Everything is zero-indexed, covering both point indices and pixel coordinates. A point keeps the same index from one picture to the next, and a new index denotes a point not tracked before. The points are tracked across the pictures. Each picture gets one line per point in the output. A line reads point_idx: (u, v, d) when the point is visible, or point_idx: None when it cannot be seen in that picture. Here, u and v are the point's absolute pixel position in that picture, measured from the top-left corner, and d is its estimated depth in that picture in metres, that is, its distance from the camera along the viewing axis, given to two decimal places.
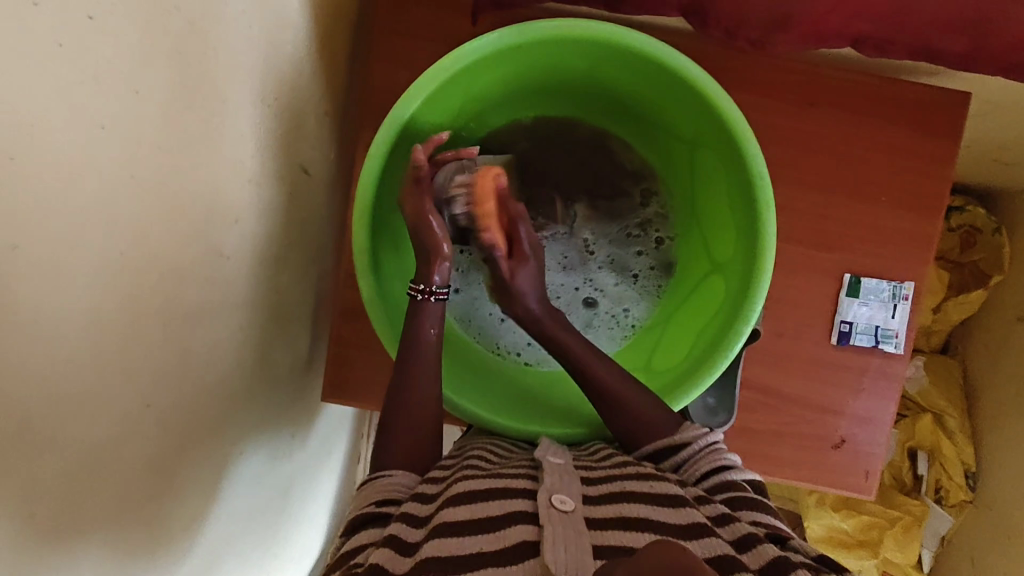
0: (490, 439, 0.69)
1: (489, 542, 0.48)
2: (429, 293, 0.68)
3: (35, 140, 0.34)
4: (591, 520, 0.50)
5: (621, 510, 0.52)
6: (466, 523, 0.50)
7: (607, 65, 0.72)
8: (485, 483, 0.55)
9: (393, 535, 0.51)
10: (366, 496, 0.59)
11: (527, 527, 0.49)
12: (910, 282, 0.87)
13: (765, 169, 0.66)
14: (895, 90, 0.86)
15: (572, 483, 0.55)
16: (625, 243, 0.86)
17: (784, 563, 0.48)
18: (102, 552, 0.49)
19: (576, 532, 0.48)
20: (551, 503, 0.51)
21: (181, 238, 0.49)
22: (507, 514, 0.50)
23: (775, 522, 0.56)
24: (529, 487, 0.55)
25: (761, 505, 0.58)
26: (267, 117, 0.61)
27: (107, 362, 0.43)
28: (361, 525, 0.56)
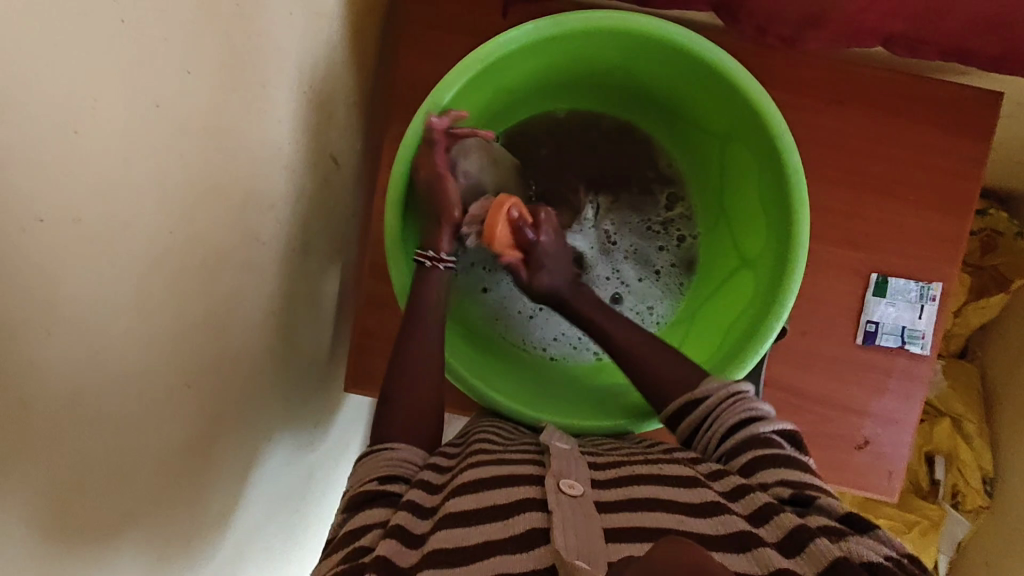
0: (494, 423, 0.68)
1: (497, 531, 0.47)
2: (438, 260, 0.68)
3: (97, 115, 0.34)
4: (601, 503, 0.49)
5: (631, 493, 0.51)
6: (472, 514, 0.49)
7: (639, 58, 0.73)
8: (489, 471, 0.54)
9: (398, 524, 0.50)
10: (366, 473, 0.58)
11: (537, 513, 0.48)
12: (938, 282, 0.87)
13: (800, 163, 0.66)
14: (926, 89, 0.85)
15: (581, 468, 0.54)
16: (647, 237, 0.85)
17: (799, 533, 0.46)
18: (143, 532, 0.49)
19: (586, 518, 0.46)
20: (559, 488, 0.50)
21: (223, 221, 0.49)
22: (515, 501, 0.49)
23: (802, 478, 0.54)
24: (535, 473, 0.54)
25: (787, 460, 0.56)
26: (303, 105, 0.61)
27: (151, 341, 0.43)
28: (363, 504, 0.55)
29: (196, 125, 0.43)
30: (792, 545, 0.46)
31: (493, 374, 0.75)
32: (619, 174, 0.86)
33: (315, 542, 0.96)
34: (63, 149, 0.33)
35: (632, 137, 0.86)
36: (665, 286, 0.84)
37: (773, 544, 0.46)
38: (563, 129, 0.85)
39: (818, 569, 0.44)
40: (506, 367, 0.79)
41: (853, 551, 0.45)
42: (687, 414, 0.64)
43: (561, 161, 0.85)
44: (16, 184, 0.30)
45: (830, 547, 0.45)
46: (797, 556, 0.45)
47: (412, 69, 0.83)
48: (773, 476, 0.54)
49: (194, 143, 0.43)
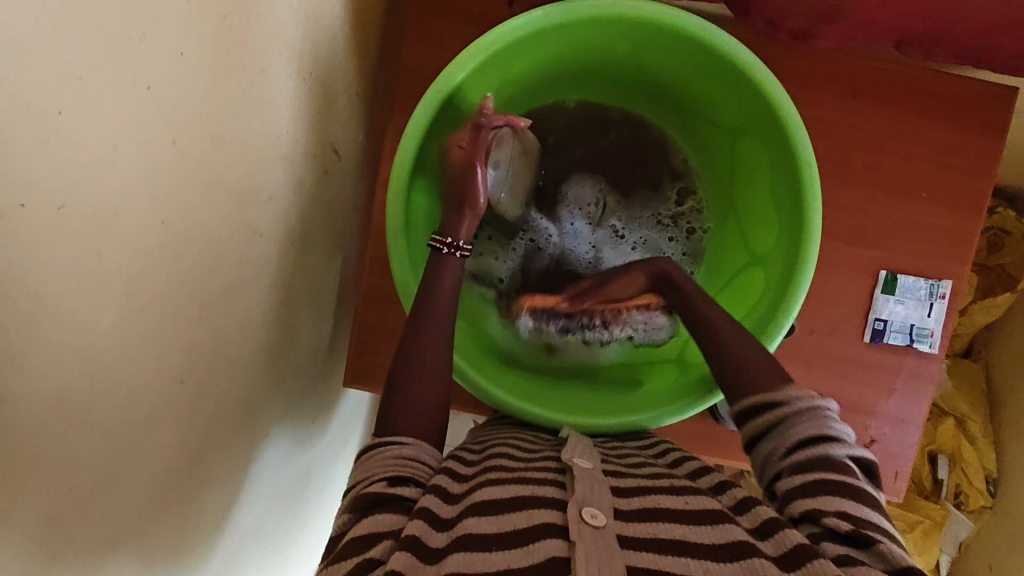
0: (511, 434, 0.66)
1: (516, 560, 0.44)
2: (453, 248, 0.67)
3: (83, 96, 0.32)
4: (624, 538, 0.46)
5: (656, 528, 0.48)
6: (492, 539, 0.47)
7: (650, 48, 0.70)
8: (509, 491, 0.52)
9: (413, 534, 0.48)
10: (372, 471, 0.56)
11: (557, 542, 0.45)
12: (948, 280, 0.85)
13: (813, 157, 0.64)
14: (939, 83, 0.83)
15: (603, 493, 0.51)
16: (658, 229, 0.84)
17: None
18: (137, 531, 0.48)
19: (608, 553, 0.44)
20: (580, 517, 0.47)
21: (219, 211, 0.47)
22: (534, 528, 0.47)
23: (866, 515, 0.50)
24: (558, 496, 0.51)
25: (835, 477, 0.52)
26: (303, 92, 0.59)
27: (143, 335, 0.41)
28: (371, 507, 0.53)
29: (191, 110, 0.41)
30: None
31: (496, 369, 0.73)
32: (625, 164, 0.85)
33: (313, 538, 0.95)
34: (45, 129, 0.30)
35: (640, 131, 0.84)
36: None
37: None
38: (568, 123, 0.84)
39: None
40: (508, 363, 0.76)
41: None
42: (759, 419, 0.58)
43: (564, 151, 0.85)
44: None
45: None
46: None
47: (414, 58, 0.81)
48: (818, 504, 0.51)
49: (189, 129, 0.41)
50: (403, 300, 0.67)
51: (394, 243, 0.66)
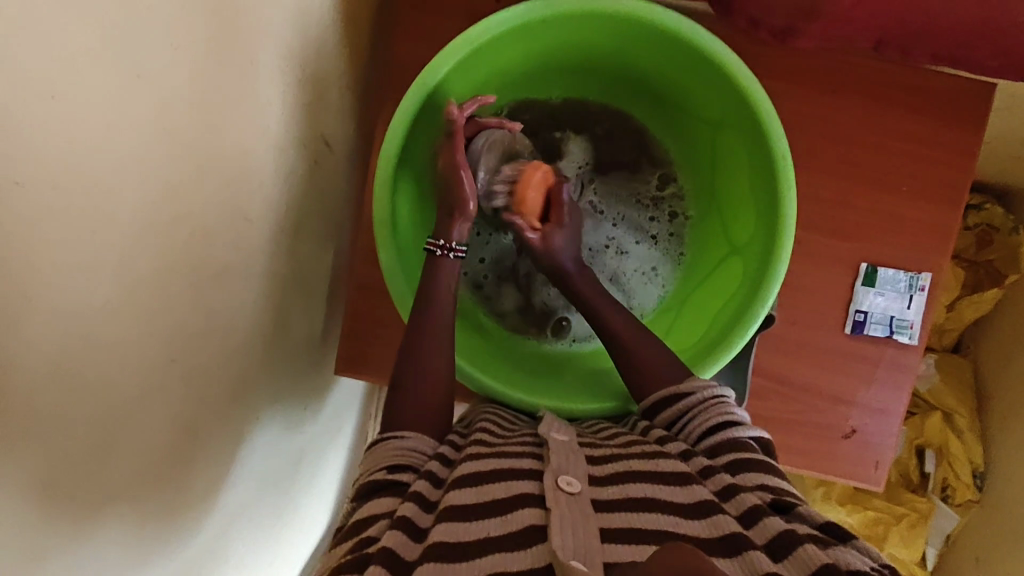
0: (494, 410, 0.69)
1: (495, 528, 0.47)
2: (447, 249, 0.69)
3: (76, 82, 0.34)
4: (597, 502, 0.50)
5: (626, 490, 0.52)
6: (474, 509, 0.49)
7: (631, 42, 0.72)
8: (489, 465, 0.54)
9: (405, 515, 0.50)
10: (374, 463, 0.58)
11: (535, 510, 0.48)
12: (928, 273, 0.87)
13: (789, 149, 0.66)
14: (919, 79, 0.85)
15: (578, 464, 0.55)
16: (638, 204, 0.86)
17: (787, 538, 0.47)
18: (128, 503, 0.50)
19: (583, 515, 0.47)
20: (557, 485, 0.51)
21: (208, 196, 0.49)
22: (514, 498, 0.50)
23: (779, 484, 0.56)
24: (534, 468, 0.54)
25: (767, 467, 0.57)
26: (293, 85, 0.61)
27: (135, 312, 0.44)
28: (371, 494, 0.55)
29: (182, 98, 0.43)
30: (779, 548, 0.46)
31: (478, 352, 0.76)
32: (603, 149, 0.86)
33: (306, 523, 0.98)
34: (41, 111, 0.33)
35: (624, 123, 0.86)
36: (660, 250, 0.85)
37: (761, 546, 0.47)
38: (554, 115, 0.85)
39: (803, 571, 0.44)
40: (491, 345, 0.79)
41: (840, 558, 0.45)
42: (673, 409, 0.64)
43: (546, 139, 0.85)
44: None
45: (815, 553, 0.45)
46: (785, 560, 0.45)
47: (405, 53, 0.83)
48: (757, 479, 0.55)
49: (179, 116, 0.43)
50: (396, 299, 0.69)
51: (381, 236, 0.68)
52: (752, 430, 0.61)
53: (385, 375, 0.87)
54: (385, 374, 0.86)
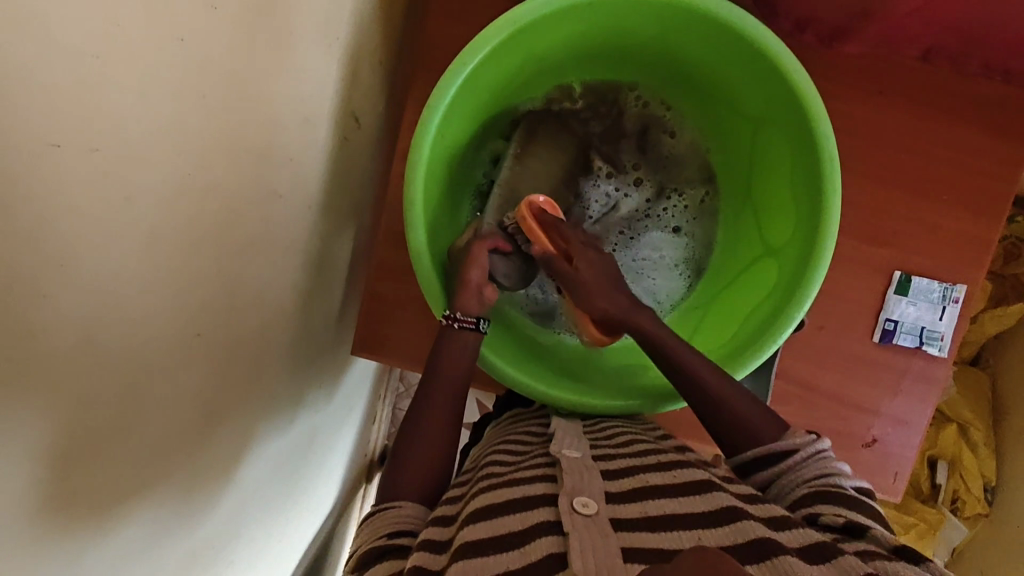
0: (507, 437, 0.68)
1: (515, 561, 0.45)
2: (454, 320, 0.68)
3: (119, 44, 0.32)
4: (618, 520, 0.48)
5: (648, 507, 0.50)
6: (490, 542, 0.47)
7: (676, 31, 0.70)
8: (501, 497, 0.53)
9: (417, 566, 0.48)
10: (374, 531, 0.57)
11: (553, 538, 0.47)
12: (962, 285, 0.84)
13: (836, 152, 0.64)
14: (971, 84, 0.82)
15: (594, 483, 0.53)
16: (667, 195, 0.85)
17: (824, 548, 0.47)
18: (145, 481, 0.49)
19: (603, 537, 0.46)
20: (573, 507, 0.49)
21: (240, 169, 0.47)
22: (527, 528, 0.48)
23: (871, 520, 0.53)
24: (550, 492, 0.53)
25: (858, 502, 0.55)
26: (329, 58, 0.59)
27: (165, 285, 0.42)
28: (373, 560, 0.53)
29: (222, 67, 0.42)
30: (818, 554, 0.46)
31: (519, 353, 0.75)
32: (629, 139, 0.85)
33: (314, 504, 0.97)
34: (81, 68, 0.31)
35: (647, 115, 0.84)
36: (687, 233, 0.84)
37: (796, 549, 0.47)
38: (574, 106, 0.83)
39: (842, 572, 0.44)
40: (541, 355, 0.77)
41: (881, 568, 0.46)
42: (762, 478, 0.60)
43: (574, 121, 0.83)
44: (20, 115, 0.28)
45: (856, 564, 0.45)
46: (756, 564, 0.44)
47: (440, 30, 0.80)
48: (834, 508, 0.53)
49: (217, 85, 0.41)
50: (429, 295, 0.68)
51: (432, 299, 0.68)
52: (855, 481, 0.58)
53: (403, 359, 0.85)
54: (404, 358, 0.85)
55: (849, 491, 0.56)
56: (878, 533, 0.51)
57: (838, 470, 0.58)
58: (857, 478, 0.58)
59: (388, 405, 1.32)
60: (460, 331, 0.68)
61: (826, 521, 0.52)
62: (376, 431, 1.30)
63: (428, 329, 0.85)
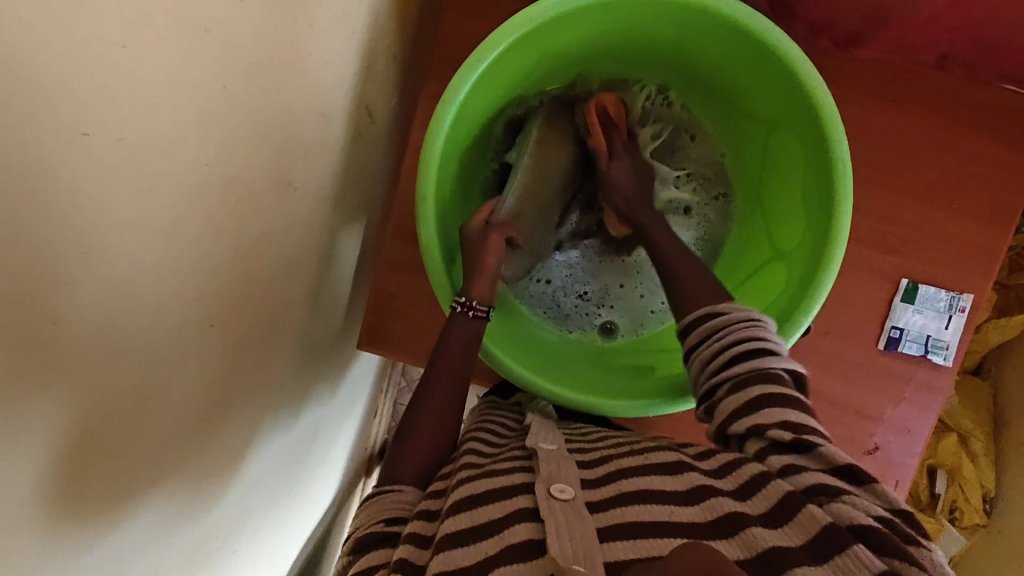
0: (480, 424, 0.69)
1: (494, 546, 0.46)
2: (468, 307, 0.67)
3: (148, 34, 0.33)
4: (593, 505, 0.49)
5: (620, 488, 0.51)
6: (470, 532, 0.48)
7: (691, 32, 0.70)
8: (481, 485, 0.53)
9: (403, 559, 0.49)
10: (370, 515, 0.57)
11: (530, 524, 0.47)
12: (969, 294, 0.85)
13: (848, 156, 0.64)
14: (983, 94, 0.82)
15: (568, 470, 0.54)
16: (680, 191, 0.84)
17: (789, 501, 0.46)
18: (155, 471, 0.49)
19: (578, 519, 0.47)
20: (549, 493, 0.50)
21: (258, 161, 0.48)
22: (506, 514, 0.49)
23: (807, 420, 0.53)
24: (526, 479, 0.53)
25: (793, 399, 0.54)
26: (347, 52, 0.59)
27: (182, 274, 0.42)
28: (367, 547, 0.54)
29: (245, 59, 0.42)
30: (780, 516, 0.45)
31: (532, 352, 0.75)
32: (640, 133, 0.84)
33: (315, 496, 0.98)
34: (111, 57, 0.31)
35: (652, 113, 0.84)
36: (705, 226, 0.84)
37: (758, 517, 0.46)
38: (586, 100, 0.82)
39: (806, 536, 0.43)
40: (538, 348, 0.77)
41: (840, 514, 0.44)
42: (697, 336, 0.61)
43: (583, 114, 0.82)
44: (49, 105, 0.28)
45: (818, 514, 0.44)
46: (783, 526, 0.44)
47: (454, 27, 0.80)
48: (777, 417, 0.52)
49: (240, 76, 0.42)
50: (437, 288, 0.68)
51: (439, 292, 0.68)
52: (786, 360, 0.56)
53: (409, 354, 0.86)
54: (409, 353, 0.86)
55: (771, 385, 0.54)
56: (827, 451, 0.50)
57: (769, 338, 0.58)
58: (789, 358, 0.57)
59: (389, 401, 1.32)
60: (473, 319, 0.68)
61: (771, 436, 0.52)
62: (377, 426, 1.30)
63: (434, 325, 0.85)
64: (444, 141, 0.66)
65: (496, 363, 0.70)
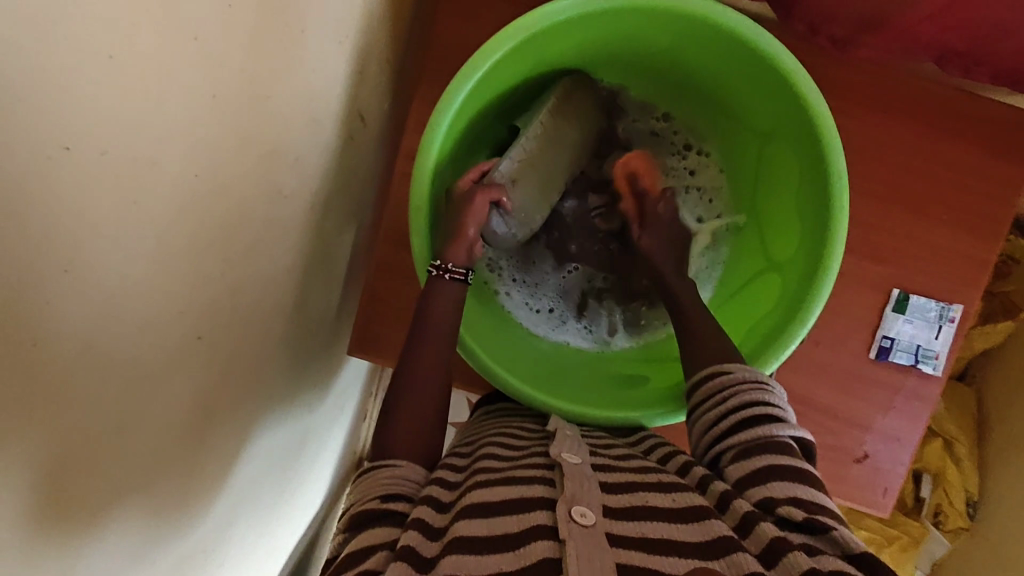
0: (501, 429, 0.67)
1: (510, 564, 0.45)
2: (444, 270, 0.66)
3: (135, 44, 0.31)
4: (613, 536, 0.47)
5: (644, 529, 0.49)
6: (483, 542, 0.47)
7: (690, 42, 0.69)
8: (499, 493, 0.52)
9: (406, 546, 0.48)
10: (367, 490, 0.57)
11: (549, 544, 0.46)
12: (959, 304, 0.85)
13: (845, 170, 0.64)
14: (972, 105, 0.83)
15: (592, 491, 0.52)
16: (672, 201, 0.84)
17: None
18: (138, 491, 0.47)
19: (599, 550, 0.45)
20: (570, 516, 0.48)
21: (248, 170, 0.46)
22: (525, 531, 0.48)
23: (817, 499, 0.53)
24: (547, 496, 0.52)
25: (803, 474, 0.55)
26: (339, 57, 0.58)
27: (170, 286, 0.41)
28: (365, 522, 0.53)
29: (235, 68, 0.40)
30: None
31: (528, 366, 0.74)
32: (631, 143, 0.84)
33: (303, 502, 0.96)
34: (95, 68, 0.29)
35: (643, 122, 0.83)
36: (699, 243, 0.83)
37: None
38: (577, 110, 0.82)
39: None
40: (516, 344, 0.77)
41: None
42: (712, 389, 0.62)
43: None
44: (29, 121, 0.27)
45: None
46: None
47: (449, 30, 0.79)
48: (788, 493, 0.53)
49: (229, 83, 0.40)
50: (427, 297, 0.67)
51: (416, 256, 0.67)
52: (795, 429, 0.57)
53: (399, 361, 0.84)
54: (401, 360, 0.84)
55: (784, 457, 0.55)
56: (839, 534, 0.49)
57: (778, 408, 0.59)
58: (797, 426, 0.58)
59: (378, 404, 1.31)
60: (450, 281, 0.67)
61: (782, 512, 0.51)
62: (367, 429, 1.30)
63: None
64: (438, 150, 0.65)
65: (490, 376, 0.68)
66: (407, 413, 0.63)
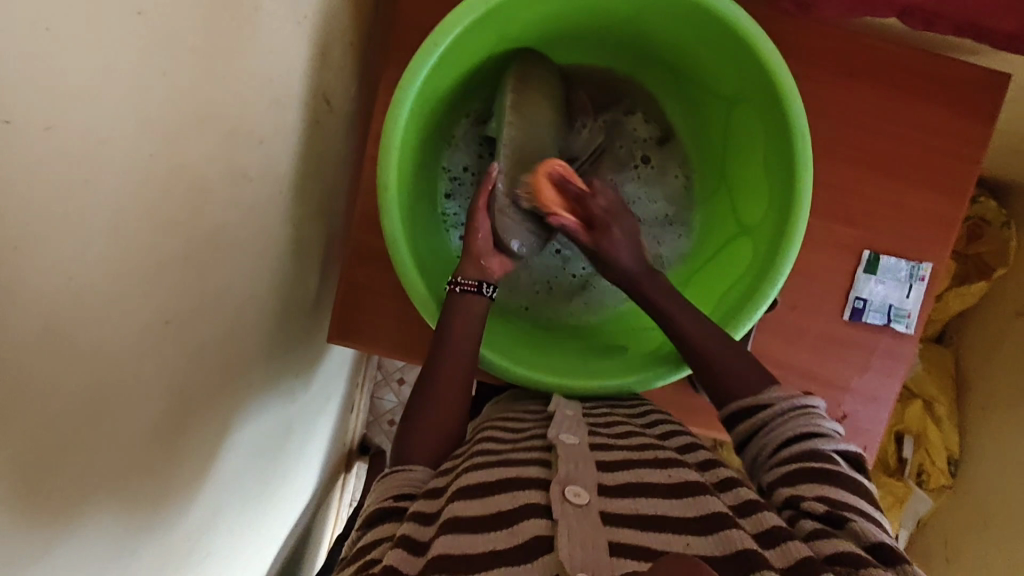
0: (502, 418, 0.67)
1: (502, 541, 0.45)
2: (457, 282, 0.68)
3: (73, 17, 0.31)
4: (607, 515, 0.48)
5: (638, 506, 0.49)
6: (477, 521, 0.48)
7: (651, 9, 0.70)
8: (493, 474, 0.52)
9: (405, 536, 0.49)
10: (381, 490, 0.58)
11: (542, 522, 0.47)
12: (928, 263, 0.87)
13: (808, 131, 0.65)
14: (934, 65, 0.84)
15: (588, 471, 0.52)
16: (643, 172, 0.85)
17: (811, 565, 0.45)
18: (113, 475, 0.47)
19: (592, 529, 0.45)
20: (564, 496, 0.48)
21: (207, 151, 0.46)
22: (518, 508, 0.48)
23: (849, 497, 0.53)
24: (542, 477, 0.52)
25: (838, 478, 0.54)
26: (298, 37, 0.57)
27: (128, 268, 0.41)
28: (375, 522, 0.54)
29: (187, 44, 0.40)
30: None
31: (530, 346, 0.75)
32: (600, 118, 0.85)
33: (291, 492, 0.96)
34: (32, 41, 0.29)
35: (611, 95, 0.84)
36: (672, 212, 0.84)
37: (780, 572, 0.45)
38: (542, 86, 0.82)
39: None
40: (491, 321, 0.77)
41: None
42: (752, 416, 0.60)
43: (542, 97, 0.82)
44: None
45: None
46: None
47: (413, 12, 0.79)
48: (813, 490, 0.53)
49: (181, 61, 0.40)
50: (407, 282, 0.66)
51: (389, 238, 0.65)
52: (841, 445, 0.56)
53: (382, 346, 0.84)
54: (382, 345, 0.84)
55: (817, 462, 0.55)
56: (859, 526, 0.50)
57: (822, 425, 0.57)
58: (845, 441, 0.57)
59: (365, 394, 1.31)
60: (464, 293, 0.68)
61: (806, 508, 0.52)
62: (355, 419, 1.29)
63: (405, 316, 0.84)
64: (403, 127, 0.65)
65: (489, 360, 0.69)
66: (430, 421, 0.63)
